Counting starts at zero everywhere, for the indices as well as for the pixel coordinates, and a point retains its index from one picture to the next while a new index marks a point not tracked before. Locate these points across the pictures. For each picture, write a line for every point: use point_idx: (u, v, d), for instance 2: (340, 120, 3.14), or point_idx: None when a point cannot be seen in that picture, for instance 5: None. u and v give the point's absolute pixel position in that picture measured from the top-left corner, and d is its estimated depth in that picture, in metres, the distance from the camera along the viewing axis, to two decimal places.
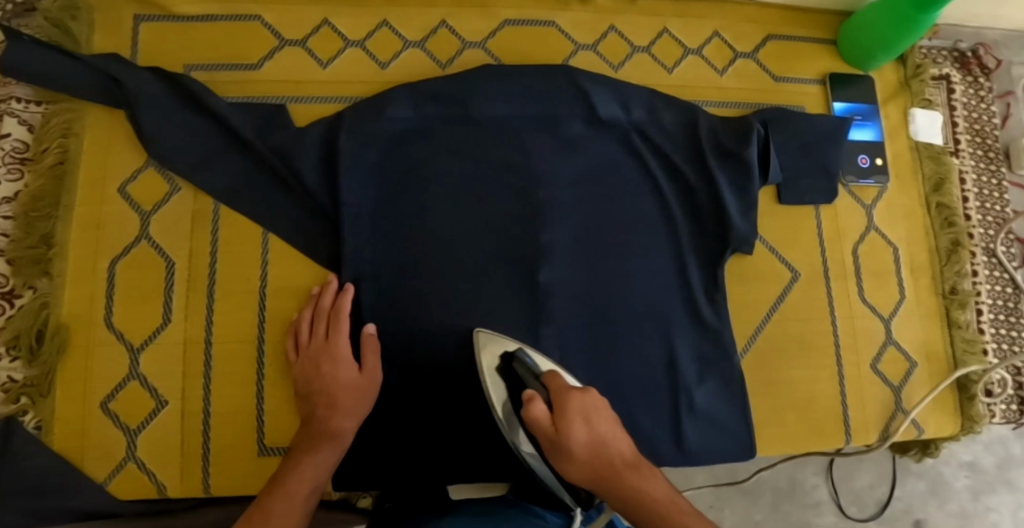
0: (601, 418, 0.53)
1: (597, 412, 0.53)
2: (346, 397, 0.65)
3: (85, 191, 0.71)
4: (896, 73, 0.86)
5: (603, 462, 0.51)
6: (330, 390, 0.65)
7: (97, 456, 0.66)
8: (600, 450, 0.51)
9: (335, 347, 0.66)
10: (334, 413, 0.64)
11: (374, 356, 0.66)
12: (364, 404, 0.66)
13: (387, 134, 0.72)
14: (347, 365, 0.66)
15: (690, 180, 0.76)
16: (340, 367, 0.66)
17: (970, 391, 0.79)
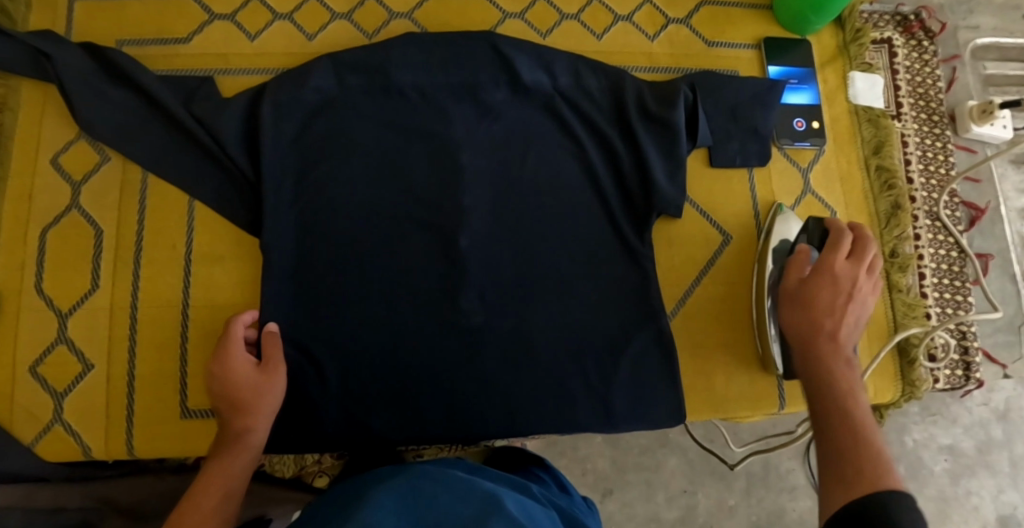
0: (856, 301, 0.64)
1: (855, 287, 0.64)
2: (257, 402, 0.64)
3: (18, 163, 0.73)
4: (835, 37, 0.85)
5: (820, 326, 0.62)
6: (228, 390, 0.64)
7: (26, 419, 0.68)
8: (827, 315, 0.63)
9: (226, 357, 0.65)
10: (236, 415, 0.63)
11: (274, 347, 0.67)
12: (269, 399, 0.65)
13: (309, 103, 0.74)
14: (245, 363, 0.65)
15: (615, 145, 0.77)
16: (238, 372, 0.65)
17: (910, 355, 0.78)
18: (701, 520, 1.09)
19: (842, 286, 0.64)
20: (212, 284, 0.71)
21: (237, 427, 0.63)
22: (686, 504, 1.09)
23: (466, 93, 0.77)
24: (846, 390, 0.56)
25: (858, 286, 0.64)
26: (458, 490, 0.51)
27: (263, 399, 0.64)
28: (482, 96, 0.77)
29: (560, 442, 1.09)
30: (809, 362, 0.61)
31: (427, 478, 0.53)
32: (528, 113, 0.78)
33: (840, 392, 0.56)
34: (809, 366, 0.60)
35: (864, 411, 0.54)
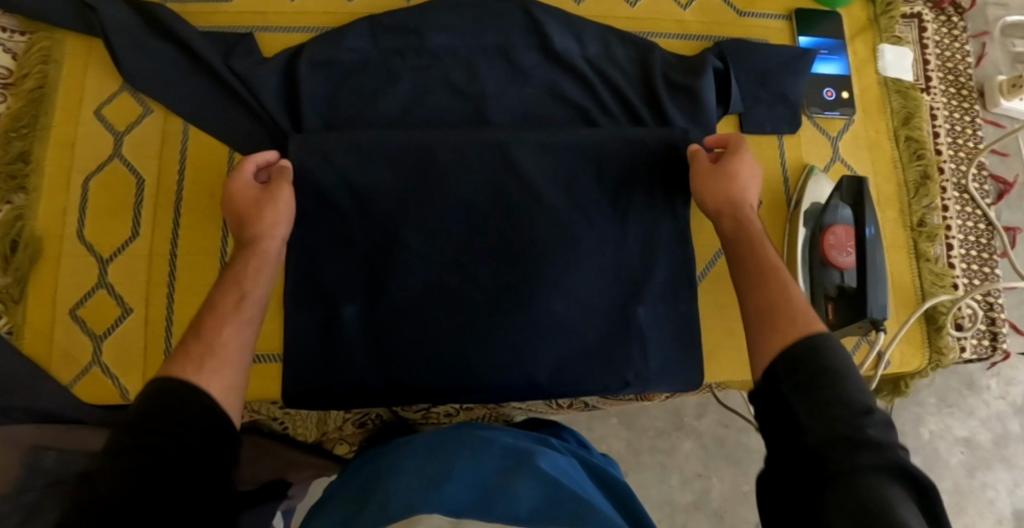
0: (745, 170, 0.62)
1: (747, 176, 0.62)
2: (246, 213, 0.63)
3: (61, 113, 0.74)
4: (865, 10, 0.85)
5: (733, 199, 0.61)
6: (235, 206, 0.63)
7: (64, 360, 0.69)
8: (736, 189, 0.61)
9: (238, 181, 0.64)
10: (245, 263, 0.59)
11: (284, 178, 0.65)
12: (272, 240, 0.62)
13: (345, 65, 0.74)
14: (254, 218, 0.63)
15: (643, 116, 0.76)
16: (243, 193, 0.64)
17: (937, 323, 0.78)
18: (715, 505, 1.09)
19: (737, 178, 0.62)
20: None
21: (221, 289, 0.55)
22: (699, 487, 1.09)
23: (500, 54, 0.76)
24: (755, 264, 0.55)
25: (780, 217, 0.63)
26: (494, 451, 0.62)
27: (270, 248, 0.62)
28: (516, 58, 0.76)
29: (576, 421, 1.10)
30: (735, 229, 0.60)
31: (471, 437, 0.64)
32: (559, 77, 0.77)
33: (753, 268, 0.55)
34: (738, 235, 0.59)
35: (789, 287, 0.52)
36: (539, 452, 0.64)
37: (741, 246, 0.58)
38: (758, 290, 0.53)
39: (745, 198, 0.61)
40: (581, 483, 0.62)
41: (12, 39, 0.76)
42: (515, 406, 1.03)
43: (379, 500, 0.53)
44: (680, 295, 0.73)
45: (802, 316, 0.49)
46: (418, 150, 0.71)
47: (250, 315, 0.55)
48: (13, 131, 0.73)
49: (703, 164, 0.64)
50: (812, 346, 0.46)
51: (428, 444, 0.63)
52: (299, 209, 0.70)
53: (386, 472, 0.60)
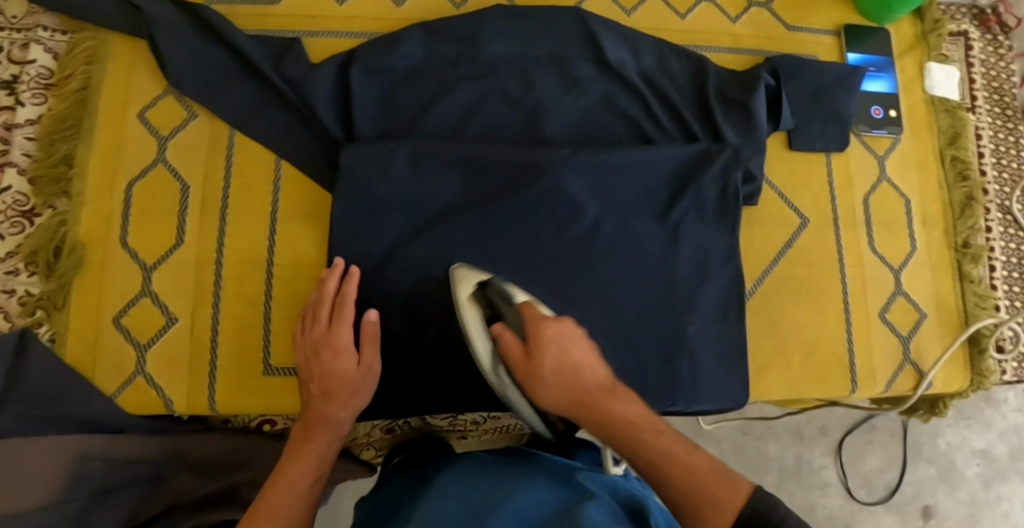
0: (577, 346, 0.52)
1: (573, 342, 0.52)
2: (325, 365, 0.63)
3: (105, 115, 0.73)
4: (913, 27, 0.85)
5: (575, 389, 0.51)
6: (323, 376, 0.63)
7: (107, 369, 0.68)
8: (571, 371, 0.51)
9: (324, 353, 0.63)
10: (327, 400, 0.62)
11: (373, 345, 0.64)
12: (362, 397, 0.63)
13: (396, 71, 0.73)
14: (346, 354, 0.63)
15: (696, 131, 0.75)
16: (341, 365, 0.63)
17: (980, 345, 0.78)
18: None
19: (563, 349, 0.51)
20: (295, 242, 0.71)
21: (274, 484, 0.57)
22: None
23: (552, 66, 0.75)
24: (586, 379, 0.51)
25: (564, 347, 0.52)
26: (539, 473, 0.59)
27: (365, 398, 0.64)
28: (567, 69, 0.75)
29: None
30: (590, 417, 0.51)
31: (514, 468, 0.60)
32: (610, 90, 0.76)
33: (566, 404, 0.51)
34: (596, 418, 0.51)
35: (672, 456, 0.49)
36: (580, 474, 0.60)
37: (601, 417, 0.51)
38: (636, 450, 0.50)
39: (519, 342, 0.52)
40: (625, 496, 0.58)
41: (53, 38, 0.75)
42: None
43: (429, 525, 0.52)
44: (730, 315, 0.72)
45: (716, 494, 0.47)
46: (470, 162, 0.70)
47: (321, 471, 0.60)
48: (56, 134, 0.72)
49: (512, 346, 0.52)
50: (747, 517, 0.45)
51: (469, 470, 0.61)
52: (345, 220, 0.68)
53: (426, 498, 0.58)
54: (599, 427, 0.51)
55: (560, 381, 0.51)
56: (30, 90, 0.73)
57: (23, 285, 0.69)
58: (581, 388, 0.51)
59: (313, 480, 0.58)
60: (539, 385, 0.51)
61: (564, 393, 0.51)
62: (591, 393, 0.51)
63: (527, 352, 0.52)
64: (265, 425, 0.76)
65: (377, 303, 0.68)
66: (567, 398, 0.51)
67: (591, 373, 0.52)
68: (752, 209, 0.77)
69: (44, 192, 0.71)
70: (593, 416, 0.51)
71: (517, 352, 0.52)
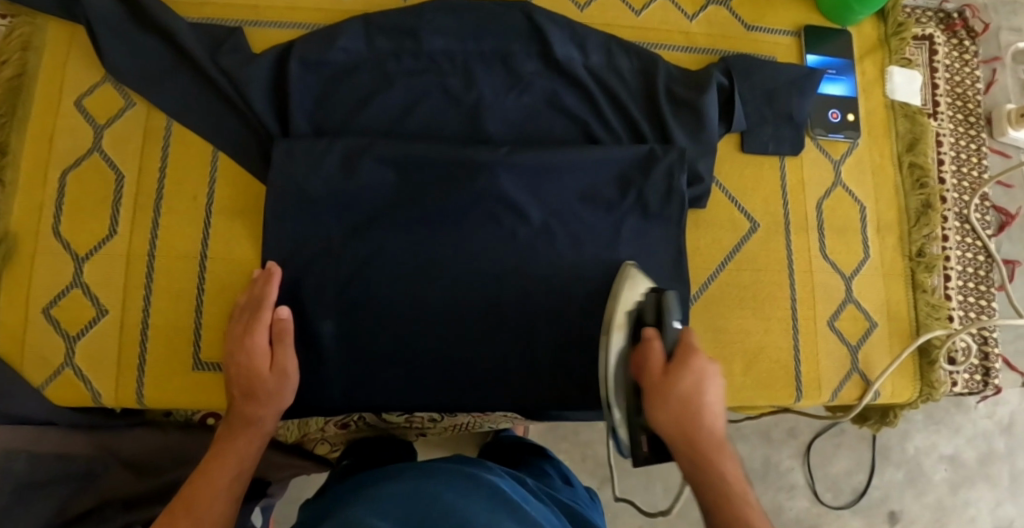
0: (713, 384, 0.53)
1: (712, 378, 0.53)
2: (262, 374, 0.62)
3: (41, 101, 0.71)
4: (876, 30, 0.83)
5: (690, 421, 0.52)
6: (243, 375, 0.62)
7: (36, 361, 0.67)
8: (694, 404, 0.52)
9: (235, 355, 0.62)
10: (251, 400, 0.61)
11: (288, 343, 0.63)
12: (286, 398, 0.62)
13: (338, 64, 0.71)
14: (262, 351, 0.62)
15: (644, 131, 0.74)
16: (257, 357, 0.62)
17: (930, 356, 0.77)
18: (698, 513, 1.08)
19: (700, 390, 0.52)
20: (230, 236, 0.69)
21: (194, 482, 0.54)
22: (682, 497, 1.08)
23: (499, 62, 0.74)
24: (704, 426, 0.52)
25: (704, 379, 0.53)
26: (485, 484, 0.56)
27: (286, 400, 0.63)
28: (515, 66, 0.74)
29: (562, 427, 1.08)
30: (698, 475, 0.51)
31: (446, 473, 0.57)
32: (558, 88, 0.74)
33: (676, 432, 0.52)
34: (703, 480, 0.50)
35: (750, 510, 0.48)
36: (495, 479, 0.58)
37: (700, 443, 0.51)
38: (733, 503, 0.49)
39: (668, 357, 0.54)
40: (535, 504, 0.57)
41: None
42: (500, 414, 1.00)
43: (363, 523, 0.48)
44: None
45: None
46: (412, 160, 0.69)
47: (244, 468, 0.57)
48: None
49: (656, 363, 0.53)
50: None
51: (415, 476, 0.57)
52: (281, 215, 0.67)
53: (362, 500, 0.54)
54: (694, 453, 0.51)
55: (682, 405, 0.52)
56: None
57: None
58: (704, 415, 0.52)
59: (233, 477, 0.56)
60: (659, 403, 0.52)
61: (681, 411, 0.52)
62: (708, 415, 0.52)
63: (667, 369, 0.53)
64: (210, 417, 0.79)
65: (311, 300, 0.67)
66: (678, 423, 0.52)
67: (710, 404, 0.53)
68: (700, 212, 0.75)
69: None
70: (702, 446, 0.51)
71: (657, 364, 0.53)
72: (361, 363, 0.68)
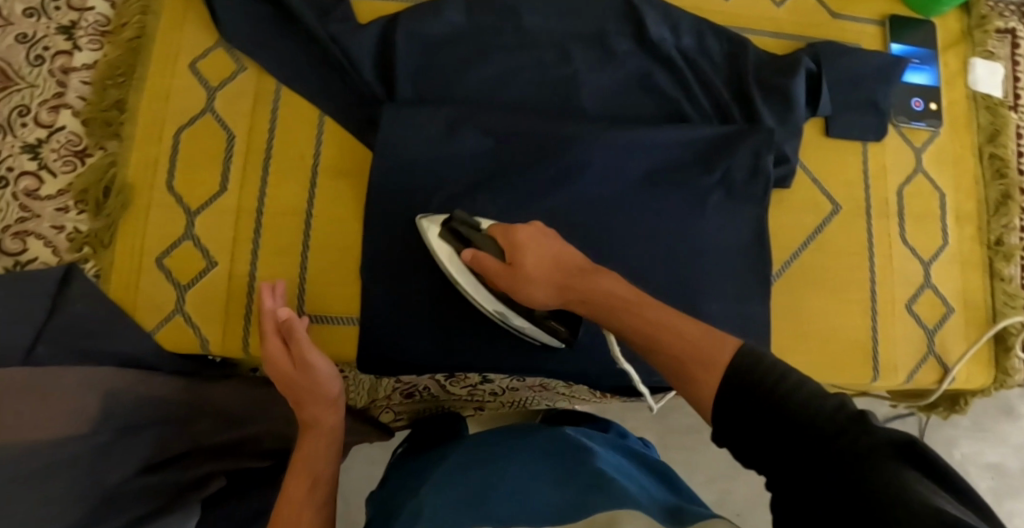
0: (546, 237, 0.60)
1: (542, 235, 0.60)
2: (292, 374, 0.64)
3: (159, 63, 0.75)
4: (959, 22, 0.84)
5: (559, 272, 0.57)
6: (285, 385, 0.64)
7: (148, 306, 0.71)
8: (558, 258, 0.58)
9: (263, 368, 0.65)
10: (299, 407, 0.63)
11: (301, 334, 0.64)
12: (331, 385, 0.64)
13: (441, 35, 0.74)
14: (280, 358, 0.64)
15: (732, 110, 0.76)
16: (279, 364, 0.64)
17: (1007, 344, 0.78)
18: (736, 506, 1.09)
19: (526, 248, 0.59)
20: (332, 197, 0.73)
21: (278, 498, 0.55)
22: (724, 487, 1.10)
23: (594, 40, 0.76)
24: (567, 260, 0.57)
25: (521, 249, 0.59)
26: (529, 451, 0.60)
27: (334, 389, 0.64)
28: (609, 44, 0.76)
29: (612, 411, 1.10)
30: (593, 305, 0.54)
31: (496, 452, 0.61)
32: (650, 67, 0.76)
33: (567, 273, 0.56)
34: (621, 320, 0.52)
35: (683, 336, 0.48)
36: (586, 454, 0.59)
37: (587, 293, 0.54)
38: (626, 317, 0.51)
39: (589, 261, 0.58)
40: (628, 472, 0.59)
41: None
42: (558, 391, 1.05)
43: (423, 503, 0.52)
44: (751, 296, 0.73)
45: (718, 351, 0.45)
46: (509, 130, 0.72)
47: (321, 474, 0.58)
48: (110, 79, 0.75)
49: (490, 262, 0.60)
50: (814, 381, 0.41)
51: (465, 459, 0.61)
52: (385, 179, 0.71)
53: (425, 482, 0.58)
54: (590, 304, 0.54)
55: (541, 268, 0.57)
56: (87, 36, 0.76)
57: (72, 221, 0.72)
58: (564, 270, 0.57)
59: (310, 485, 0.56)
60: (524, 286, 0.58)
61: (550, 277, 0.57)
62: (575, 275, 0.56)
63: (503, 264, 0.60)
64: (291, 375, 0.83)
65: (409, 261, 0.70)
66: (558, 269, 0.57)
67: (571, 256, 0.58)
68: (783, 192, 0.77)
69: (95, 134, 0.73)
70: (585, 287, 0.55)
71: (495, 266, 0.60)
72: (451, 323, 0.70)
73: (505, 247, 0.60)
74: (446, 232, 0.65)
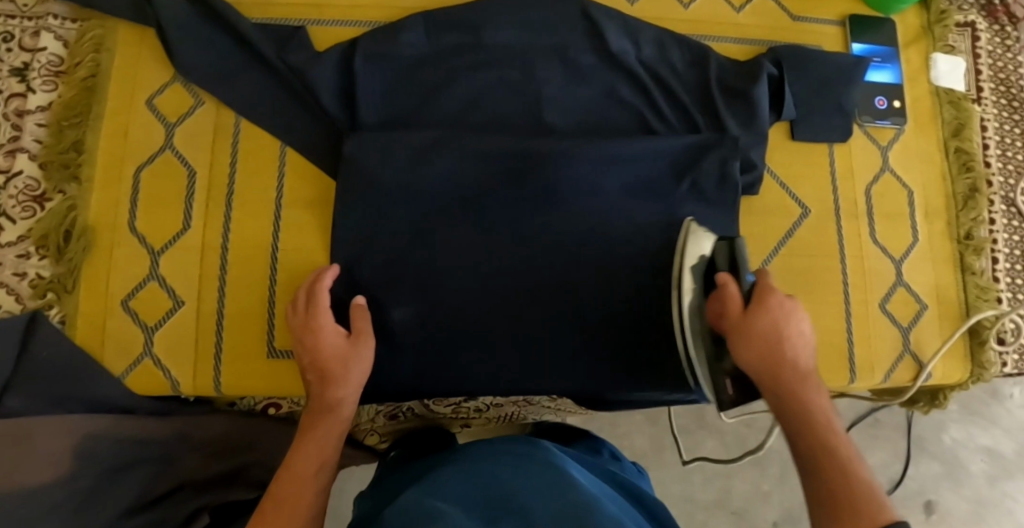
0: (797, 320, 0.54)
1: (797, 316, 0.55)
2: (337, 358, 0.62)
3: (115, 101, 0.74)
4: (919, 18, 0.84)
5: (777, 349, 0.53)
6: (315, 357, 0.63)
7: (116, 351, 0.70)
8: (775, 341, 0.53)
9: (304, 340, 0.63)
10: (327, 385, 0.61)
11: (362, 323, 0.65)
12: (357, 373, 0.63)
13: (401, 58, 0.74)
14: (333, 333, 0.64)
15: (697, 119, 0.75)
16: (328, 341, 0.63)
17: (981, 337, 0.78)
18: (736, 504, 1.09)
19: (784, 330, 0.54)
20: (299, 228, 0.72)
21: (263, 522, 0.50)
22: (721, 487, 1.10)
23: (555, 55, 0.75)
24: (787, 353, 0.53)
25: (794, 324, 0.54)
26: (528, 466, 0.57)
27: (359, 378, 0.63)
28: (570, 59, 0.76)
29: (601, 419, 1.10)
30: (789, 411, 0.52)
31: (492, 467, 0.57)
32: (612, 80, 0.76)
33: (762, 372, 0.54)
34: (791, 423, 0.52)
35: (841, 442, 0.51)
36: (578, 479, 0.55)
37: (786, 395, 0.53)
38: (828, 450, 0.50)
39: (802, 353, 0.54)
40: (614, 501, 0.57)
41: (64, 26, 0.76)
42: (543, 404, 1.04)
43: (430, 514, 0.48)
44: None
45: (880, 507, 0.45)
46: (474, 152, 0.71)
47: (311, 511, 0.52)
48: (65, 120, 0.74)
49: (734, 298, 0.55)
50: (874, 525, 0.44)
51: (464, 471, 0.57)
52: (351, 208, 0.70)
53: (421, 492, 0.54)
54: (782, 406, 0.53)
55: (764, 340, 0.53)
56: (41, 77, 0.75)
57: (34, 268, 0.71)
58: (779, 372, 0.53)
59: (316, 468, 0.56)
60: (740, 342, 0.54)
61: (763, 353, 0.53)
62: (787, 369, 0.53)
63: (746, 311, 0.55)
64: (271, 407, 0.78)
65: (379, 290, 0.69)
66: (763, 362, 0.53)
67: (793, 342, 0.54)
68: (751, 199, 0.77)
69: (55, 177, 0.72)
70: (787, 385, 0.53)
71: (736, 305, 0.55)
72: (425, 350, 0.69)
73: (755, 294, 0.56)
74: (720, 248, 0.61)
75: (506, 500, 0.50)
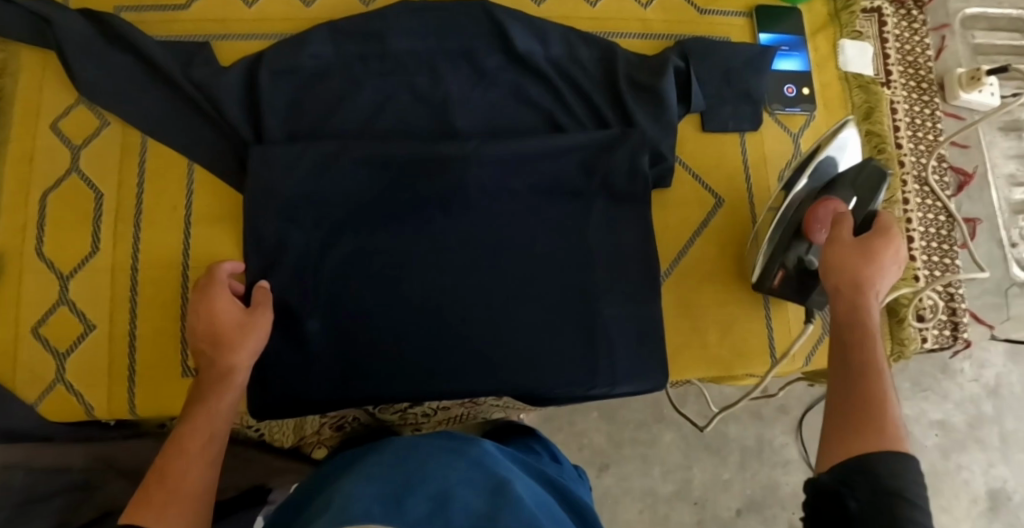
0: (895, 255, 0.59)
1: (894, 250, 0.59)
2: (233, 326, 0.63)
3: (18, 126, 0.73)
4: (826, 6, 0.86)
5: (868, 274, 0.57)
6: (209, 329, 0.63)
7: (28, 379, 0.69)
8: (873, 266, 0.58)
9: (199, 313, 0.63)
10: (220, 352, 0.61)
11: (260, 297, 0.66)
12: (254, 342, 0.63)
13: (306, 69, 0.74)
14: (229, 305, 0.64)
15: (606, 115, 0.76)
16: (224, 312, 0.63)
17: (899, 314, 0.80)
18: (696, 494, 1.09)
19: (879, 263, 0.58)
20: (211, 244, 0.71)
21: (149, 490, 0.50)
22: (681, 479, 1.10)
23: (462, 60, 0.76)
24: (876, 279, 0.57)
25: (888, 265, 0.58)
26: (460, 454, 0.53)
27: (258, 347, 0.63)
28: (477, 62, 0.76)
29: (556, 416, 1.09)
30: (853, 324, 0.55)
31: (424, 453, 0.53)
32: (520, 81, 0.76)
33: (855, 288, 0.57)
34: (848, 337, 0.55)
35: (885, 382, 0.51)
36: (501, 470, 0.52)
37: (861, 324, 0.55)
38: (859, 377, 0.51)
39: (883, 293, 0.58)
40: (541, 499, 0.53)
41: None
42: (491, 404, 1.02)
43: (338, 498, 0.44)
44: (643, 297, 0.73)
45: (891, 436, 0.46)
46: (382, 159, 0.71)
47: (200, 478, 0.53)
48: None
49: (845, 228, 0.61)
50: (882, 468, 0.44)
51: (395, 454, 0.53)
52: (260, 219, 0.69)
53: (342, 478, 0.49)
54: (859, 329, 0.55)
55: (860, 264, 0.58)
56: None
57: None
58: (865, 292, 0.57)
59: (205, 439, 0.55)
60: (860, 279, 0.57)
61: (854, 271, 0.58)
62: (872, 294, 0.57)
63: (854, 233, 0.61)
64: None
65: (292, 301, 0.69)
66: (858, 285, 0.57)
67: (883, 278, 0.58)
68: (665, 191, 0.78)
69: None
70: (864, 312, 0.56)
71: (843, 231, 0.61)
72: (344, 359, 0.69)
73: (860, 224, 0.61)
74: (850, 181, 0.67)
75: (426, 483, 0.46)
